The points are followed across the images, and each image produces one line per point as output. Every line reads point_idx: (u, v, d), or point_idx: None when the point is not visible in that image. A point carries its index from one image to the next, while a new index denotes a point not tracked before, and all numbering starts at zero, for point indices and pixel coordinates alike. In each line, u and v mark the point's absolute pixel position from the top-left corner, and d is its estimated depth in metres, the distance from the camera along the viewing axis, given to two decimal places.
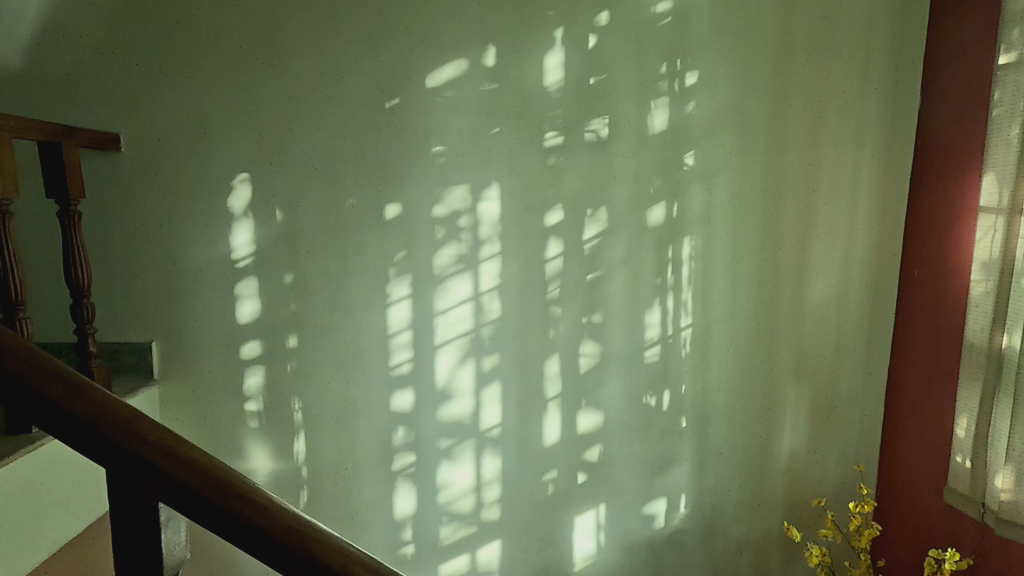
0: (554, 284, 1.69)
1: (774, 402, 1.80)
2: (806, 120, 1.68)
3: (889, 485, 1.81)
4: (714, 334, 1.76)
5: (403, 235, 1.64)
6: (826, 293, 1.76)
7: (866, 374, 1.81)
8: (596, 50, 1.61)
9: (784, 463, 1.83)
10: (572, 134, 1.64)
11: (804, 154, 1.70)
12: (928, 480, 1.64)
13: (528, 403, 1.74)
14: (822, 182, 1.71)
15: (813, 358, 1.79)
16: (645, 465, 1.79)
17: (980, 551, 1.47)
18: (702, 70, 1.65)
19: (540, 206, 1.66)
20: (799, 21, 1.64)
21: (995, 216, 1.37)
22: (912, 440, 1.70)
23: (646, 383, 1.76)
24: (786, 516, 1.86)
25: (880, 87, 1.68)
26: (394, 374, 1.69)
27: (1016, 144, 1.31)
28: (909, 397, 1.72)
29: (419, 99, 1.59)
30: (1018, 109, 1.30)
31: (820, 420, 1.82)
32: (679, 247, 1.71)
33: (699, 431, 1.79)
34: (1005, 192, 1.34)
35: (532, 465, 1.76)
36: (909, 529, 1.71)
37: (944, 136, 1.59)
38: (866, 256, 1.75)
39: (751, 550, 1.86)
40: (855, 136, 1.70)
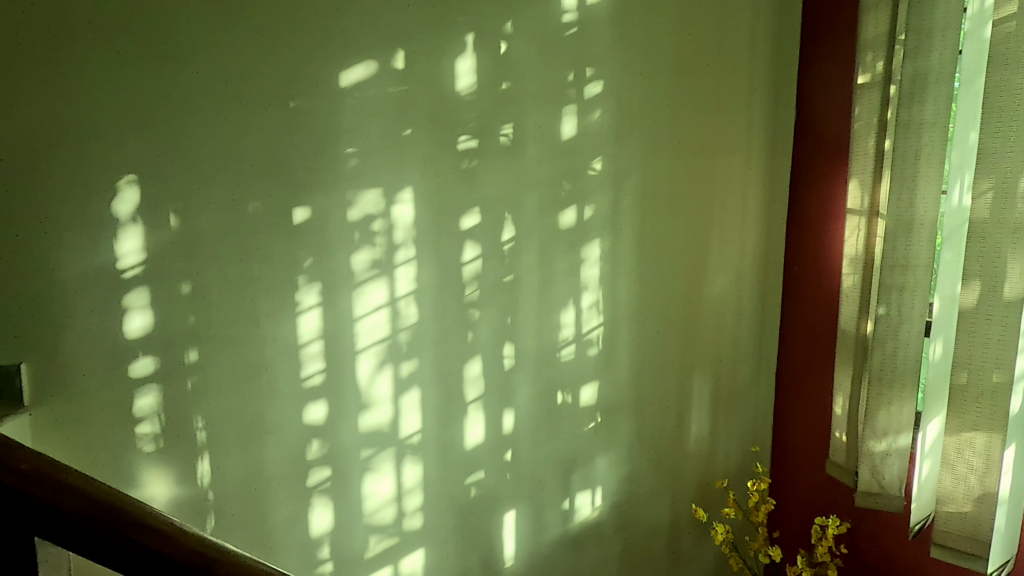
0: (471, 286, 1.70)
1: (681, 392, 1.93)
2: (699, 129, 1.82)
3: (779, 462, 1.99)
4: (623, 331, 1.85)
5: (313, 239, 1.57)
6: (722, 289, 1.92)
7: (758, 362, 1.98)
8: (506, 56, 1.65)
9: (692, 449, 1.96)
10: (486, 138, 1.66)
11: (698, 162, 1.83)
12: (813, 455, 1.84)
13: (448, 407, 1.72)
14: (716, 187, 1.86)
15: (711, 350, 1.94)
16: (563, 461, 1.85)
17: (858, 513, 1.66)
18: (606, 80, 1.73)
19: (455, 210, 1.66)
20: (690, 37, 1.77)
21: (858, 218, 1.56)
22: (798, 419, 1.90)
23: (563, 381, 1.81)
24: (695, 498, 1.99)
25: (762, 102, 1.86)
26: (306, 386, 1.61)
27: (873, 154, 1.52)
28: (795, 381, 1.91)
29: (327, 99, 1.54)
30: (873, 123, 1.50)
31: (720, 407, 1.97)
32: (589, 249, 1.78)
33: (612, 425, 1.88)
34: (865, 196, 1.54)
35: (454, 469, 1.75)
36: (798, 500, 1.90)
37: (817, 148, 1.79)
38: (754, 255, 1.93)
39: (664, 533, 1.97)
40: (742, 145, 1.86)
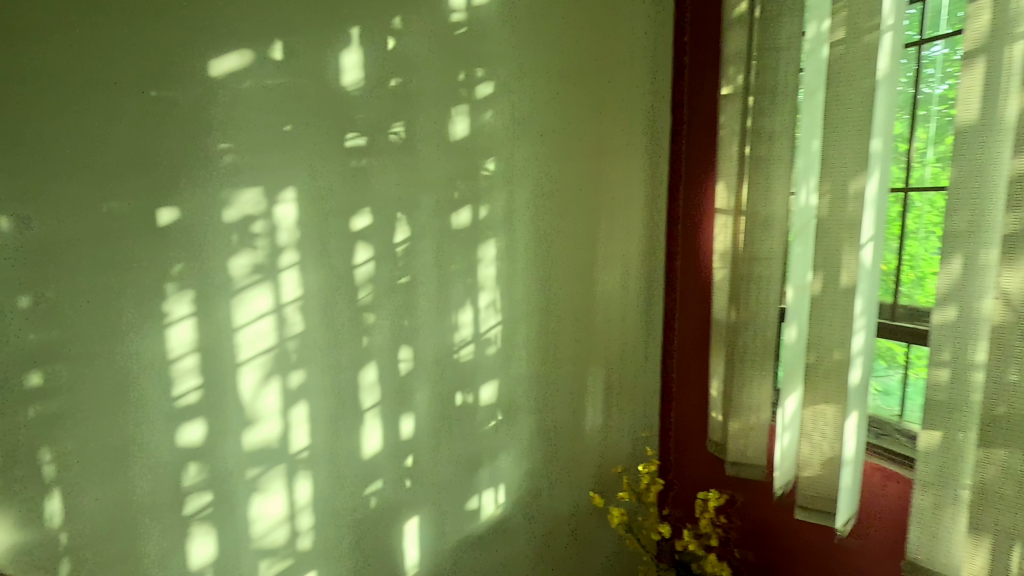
0: (365, 290, 1.64)
1: (577, 386, 2.00)
2: (586, 131, 1.90)
3: (666, 445, 2.13)
4: (520, 329, 1.88)
5: (183, 242, 1.43)
6: (612, 284, 2.01)
7: (646, 353, 2.11)
8: (395, 53, 1.60)
9: (589, 438, 2.04)
10: (376, 136, 1.60)
11: (586, 163, 1.91)
12: (695, 435, 1.99)
13: (343, 417, 1.65)
14: (603, 188, 1.95)
15: (603, 343, 2.03)
16: (465, 462, 1.84)
17: (734, 484, 1.84)
18: (496, 81, 1.75)
19: (346, 210, 1.59)
20: (576, 43, 1.84)
21: (726, 216, 1.73)
22: (682, 403, 2.05)
23: (462, 381, 1.81)
24: (592, 487, 2.07)
25: (642, 107, 1.97)
26: (180, 405, 1.46)
27: (736, 158, 1.68)
28: (678, 368, 2.06)
29: (195, 90, 1.40)
30: (736, 131, 1.67)
31: (613, 397, 2.07)
32: (485, 249, 1.79)
33: (512, 422, 1.90)
34: (731, 197, 1.70)
35: (352, 480, 1.68)
36: (683, 478, 2.05)
37: (692, 151, 1.94)
38: (639, 252, 2.05)
39: (565, 523, 2.04)
40: (626, 148, 1.97)
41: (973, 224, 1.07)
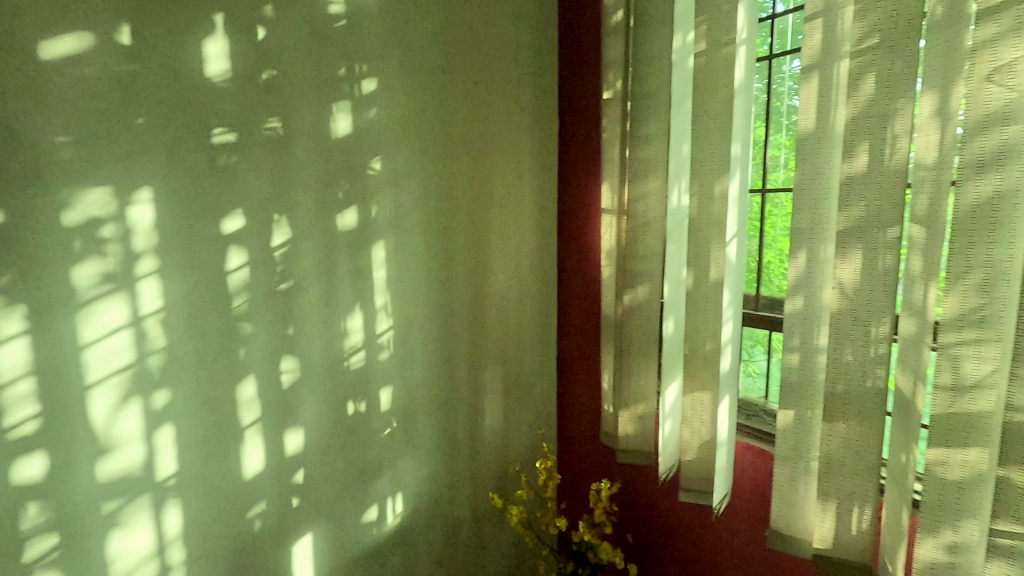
0: (240, 297, 1.52)
1: (473, 387, 1.99)
2: (474, 132, 1.89)
3: (563, 440, 2.19)
4: (413, 333, 1.84)
5: (10, 250, 1.24)
6: (505, 284, 2.03)
7: (541, 351, 2.15)
8: (266, 43, 1.50)
9: (488, 439, 2.05)
10: (246, 132, 1.49)
11: (476, 164, 1.91)
12: (589, 427, 2.06)
13: (219, 436, 1.52)
14: (494, 188, 1.96)
15: (499, 343, 2.04)
16: (359, 474, 1.77)
17: (626, 471, 1.92)
18: (380, 78, 1.69)
19: (214, 212, 1.46)
20: (462, 43, 1.83)
21: (610, 216, 1.79)
22: (577, 397, 2.11)
23: (353, 389, 1.73)
24: (492, 487, 2.08)
25: (530, 109, 2.00)
26: (13, 437, 1.27)
27: (617, 160, 1.75)
28: (572, 364, 2.12)
29: (20, 74, 1.22)
30: (617, 134, 1.74)
31: (510, 396, 2.09)
32: (373, 251, 1.73)
33: (407, 428, 1.86)
34: (614, 197, 1.77)
35: (231, 504, 1.55)
36: (580, 470, 2.12)
37: (578, 153, 2.00)
38: (531, 251, 2.08)
39: (465, 527, 2.02)
40: (515, 149, 1.99)
41: (813, 223, 1.19)
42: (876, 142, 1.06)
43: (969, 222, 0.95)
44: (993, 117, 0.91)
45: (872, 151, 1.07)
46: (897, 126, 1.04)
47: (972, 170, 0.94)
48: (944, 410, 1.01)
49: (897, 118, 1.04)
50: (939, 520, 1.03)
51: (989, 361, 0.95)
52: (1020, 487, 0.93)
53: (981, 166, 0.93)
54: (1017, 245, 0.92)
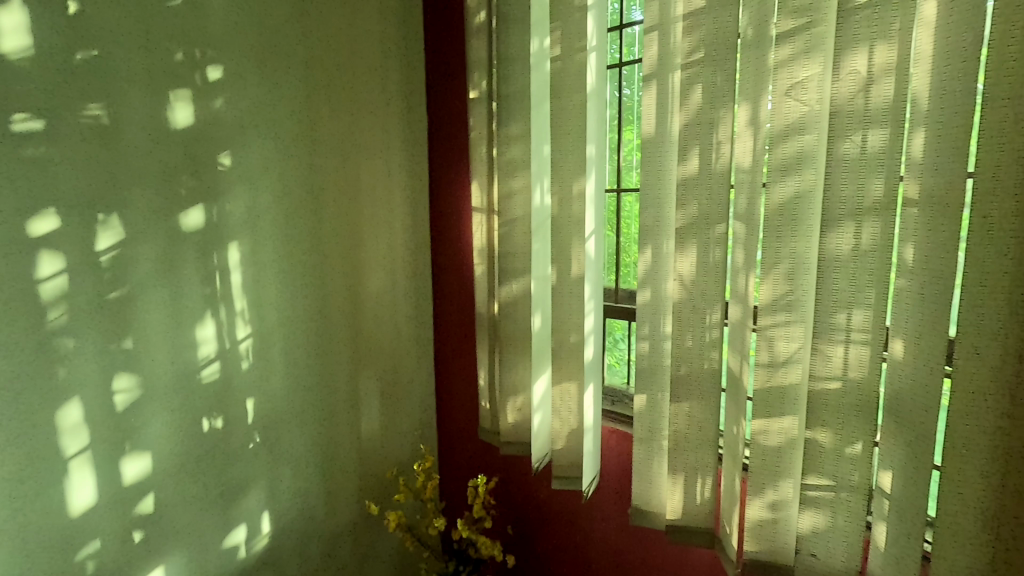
0: (57, 310, 1.33)
1: (347, 394, 1.91)
2: (339, 127, 1.81)
3: (444, 440, 2.17)
4: (276, 340, 1.72)
5: None
6: (378, 285, 1.96)
7: (419, 352, 2.11)
8: (80, 19, 1.31)
9: (364, 447, 1.97)
10: (58, 120, 1.30)
11: (342, 161, 1.82)
12: (469, 425, 2.07)
13: (34, 471, 1.33)
14: (362, 186, 1.88)
15: (373, 346, 1.97)
16: (217, 497, 1.62)
17: (506, 465, 1.96)
18: (227, 66, 1.55)
19: (16, 212, 1.26)
20: (321, 32, 1.74)
21: (481, 214, 1.81)
22: (456, 396, 2.10)
23: (207, 405, 1.58)
24: (370, 495, 2.01)
25: (399, 105, 1.95)
26: None
27: (485, 159, 1.77)
28: (450, 363, 2.11)
29: None
30: (485, 133, 1.75)
31: (387, 400, 2.03)
32: (225, 254, 1.59)
33: (273, 442, 1.74)
34: (484, 196, 1.79)
35: (54, 547, 1.36)
36: (461, 468, 2.12)
37: (449, 151, 1.99)
38: (405, 251, 2.03)
39: (342, 539, 1.94)
40: (384, 145, 1.93)
41: (657, 220, 1.29)
42: (704, 148, 1.18)
43: (776, 218, 1.09)
44: (792, 127, 1.05)
45: (701, 155, 1.19)
46: (720, 133, 1.16)
47: (779, 173, 1.08)
48: (764, 385, 1.14)
49: (720, 125, 1.16)
50: (765, 481, 1.17)
51: (796, 340, 1.10)
52: (823, 446, 1.09)
53: (785, 170, 1.07)
54: (813, 239, 1.08)
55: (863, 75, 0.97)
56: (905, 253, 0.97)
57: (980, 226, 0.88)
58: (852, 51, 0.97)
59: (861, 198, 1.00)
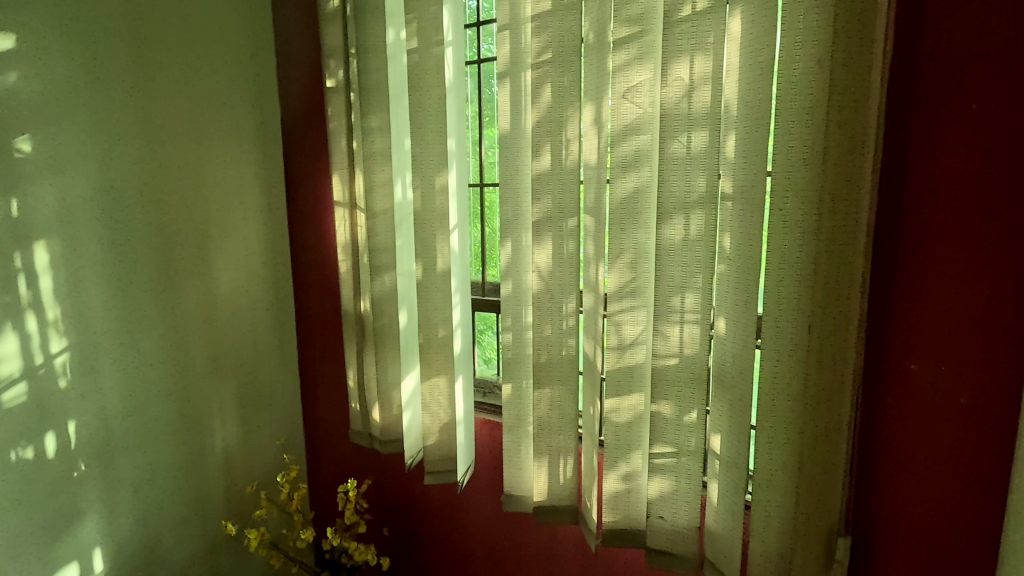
0: None
1: (197, 407, 1.73)
2: (175, 111, 1.62)
3: (313, 446, 2.07)
4: (105, 352, 1.51)
5: None
6: (231, 286, 1.80)
7: (281, 356, 1.98)
8: None
9: (220, 463, 1.81)
10: None
11: (181, 149, 1.64)
12: (339, 429, 1.99)
13: None
14: (207, 177, 1.71)
15: (227, 353, 1.81)
16: (31, 538, 1.39)
17: (379, 466, 1.91)
18: (24, 34, 1.33)
19: None
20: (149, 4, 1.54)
21: (343, 209, 1.73)
22: (324, 400, 2.00)
23: (13, 432, 1.35)
24: (229, 514, 1.85)
25: (246, 90, 1.80)
26: None
27: (345, 152, 1.70)
28: (316, 366, 2.00)
29: None
30: (343, 124, 1.68)
31: (245, 410, 1.87)
32: (30, 254, 1.36)
33: (105, 468, 1.53)
34: (346, 189, 1.71)
35: None
36: (334, 474, 2.03)
37: (305, 141, 1.88)
38: (260, 248, 1.88)
39: (196, 566, 1.76)
40: (231, 134, 1.77)
41: (515, 213, 1.36)
42: (555, 144, 1.26)
43: (619, 211, 1.19)
44: (629, 127, 1.15)
45: (553, 151, 1.26)
46: (569, 131, 1.24)
47: (620, 169, 1.18)
48: (614, 365, 1.25)
49: (568, 124, 1.24)
50: (618, 455, 1.28)
51: (641, 322, 1.21)
52: (666, 418, 1.20)
53: (624, 167, 1.17)
54: (651, 229, 1.18)
55: (686, 81, 1.08)
56: (724, 241, 1.10)
57: (778, 219, 1.02)
58: (677, 60, 1.08)
59: (689, 193, 1.11)
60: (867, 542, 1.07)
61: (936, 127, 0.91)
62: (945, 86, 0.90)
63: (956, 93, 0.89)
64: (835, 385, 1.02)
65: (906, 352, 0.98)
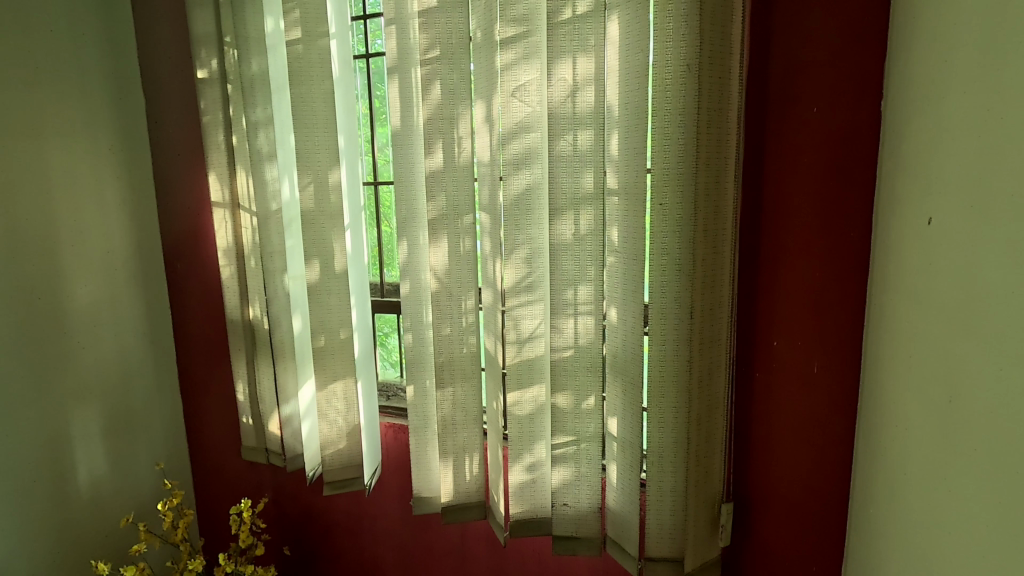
0: None
1: (55, 436, 1.53)
2: (13, 99, 1.41)
3: (198, 468, 1.91)
4: None
5: None
6: (90, 298, 1.61)
7: (156, 372, 1.80)
8: None
9: (86, 497, 1.61)
10: None
11: (22, 142, 1.43)
12: (228, 447, 1.85)
13: None
14: (56, 176, 1.51)
15: (90, 372, 1.61)
16: None
17: (276, 483, 1.80)
18: None
19: None
20: None
21: (223, 210, 1.61)
22: (209, 417, 1.85)
23: None
24: (99, 553, 1.65)
25: (101, 78, 1.61)
26: None
27: (223, 148, 1.58)
28: (198, 381, 1.84)
29: None
30: (219, 118, 1.57)
31: (115, 435, 1.68)
32: None
33: None
34: (226, 189, 1.60)
35: None
36: (225, 497, 1.89)
37: (173, 137, 1.72)
38: (125, 254, 1.69)
39: None
40: (85, 127, 1.58)
41: (408, 212, 1.35)
42: (447, 142, 1.27)
43: (512, 209, 1.21)
44: (520, 125, 1.18)
45: (445, 149, 1.28)
46: (461, 128, 1.26)
47: (512, 167, 1.20)
48: (514, 359, 1.26)
49: (459, 122, 1.26)
50: (522, 447, 1.31)
51: (538, 316, 1.25)
52: (564, 409, 1.24)
53: (516, 165, 1.20)
54: (543, 224, 1.22)
55: (570, 81, 1.13)
56: (612, 235, 1.16)
57: (658, 213, 1.09)
58: (560, 60, 1.12)
59: (577, 189, 1.16)
60: (745, 503, 1.18)
61: (784, 128, 1.03)
62: (790, 93, 1.01)
63: (800, 100, 1.00)
64: (712, 361, 1.12)
65: (769, 329, 1.10)
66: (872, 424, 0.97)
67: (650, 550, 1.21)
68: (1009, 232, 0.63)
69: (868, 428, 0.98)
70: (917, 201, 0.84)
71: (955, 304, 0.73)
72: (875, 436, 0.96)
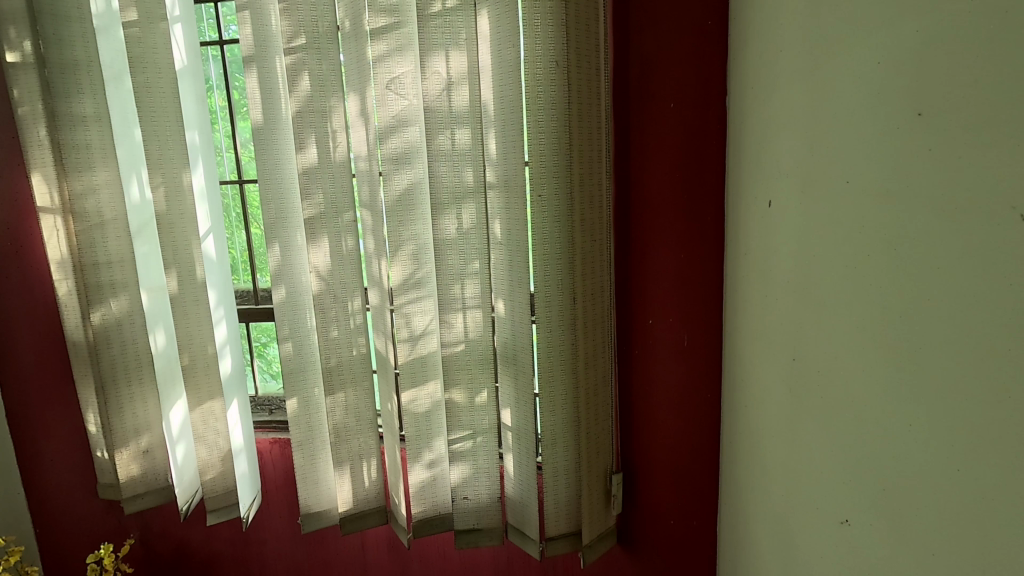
0: None
1: None
2: None
3: (40, 518, 1.64)
4: None
5: None
6: None
7: None
8: None
9: None
10: None
11: None
12: (79, 489, 1.60)
13: None
14: None
15: None
16: None
17: (142, 520, 1.60)
18: None
19: None
20: None
21: (53, 216, 1.38)
22: (49, 458, 1.59)
23: None
24: None
25: None
26: None
27: (48, 144, 1.36)
28: (30, 415, 1.57)
29: None
30: (39, 109, 1.35)
31: None
32: None
33: None
34: (54, 192, 1.37)
35: None
36: (80, 547, 1.65)
37: None
38: None
39: None
40: None
41: (280, 213, 1.26)
42: (321, 136, 1.21)
43: (395, 207, 1.19)
44: (397, 119, 1.16)
45: (318, 144, 1.21)
46: (334, 121, 1.21)
47: (391, 164, 1.18)
48: (406, 359, 1.24)
49: (332, 114, 1.21)
50: (420, 446, 1.29)
51: (429, 312, 1.24)
52: (460, 404, 1.25)
53: (396, 163, 1.18)
54: (427, 220, 1.22)
55: (444, 75, 1.12)
56: (495, 228, 1.19)
57: (537, 205, 1.11)
58: (434, 53, 1.12)
59: (458, 183, 1.17)
60: (633, 473, 1.27)
61: (645, 123, 1.12)
62: (649, 91, 1.11)
63: (658, 98, 1.10)
64: (596, 343, 1.19)
65: (645, 309, 1.19)
66: (735, 386, 1.09)
67: (551, 530, 1.25)
68: (831, 207, 0.74)
69: (733, 391, 1.10)
70: (760, 187, 0.95)
71: (794, 276, 0.85)
72: (739, 397, 1.08)
